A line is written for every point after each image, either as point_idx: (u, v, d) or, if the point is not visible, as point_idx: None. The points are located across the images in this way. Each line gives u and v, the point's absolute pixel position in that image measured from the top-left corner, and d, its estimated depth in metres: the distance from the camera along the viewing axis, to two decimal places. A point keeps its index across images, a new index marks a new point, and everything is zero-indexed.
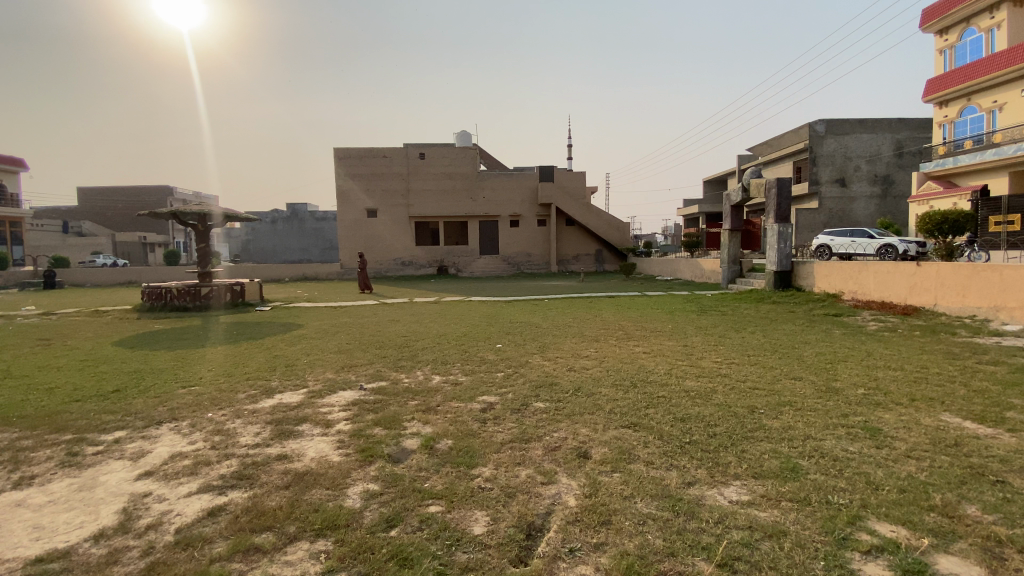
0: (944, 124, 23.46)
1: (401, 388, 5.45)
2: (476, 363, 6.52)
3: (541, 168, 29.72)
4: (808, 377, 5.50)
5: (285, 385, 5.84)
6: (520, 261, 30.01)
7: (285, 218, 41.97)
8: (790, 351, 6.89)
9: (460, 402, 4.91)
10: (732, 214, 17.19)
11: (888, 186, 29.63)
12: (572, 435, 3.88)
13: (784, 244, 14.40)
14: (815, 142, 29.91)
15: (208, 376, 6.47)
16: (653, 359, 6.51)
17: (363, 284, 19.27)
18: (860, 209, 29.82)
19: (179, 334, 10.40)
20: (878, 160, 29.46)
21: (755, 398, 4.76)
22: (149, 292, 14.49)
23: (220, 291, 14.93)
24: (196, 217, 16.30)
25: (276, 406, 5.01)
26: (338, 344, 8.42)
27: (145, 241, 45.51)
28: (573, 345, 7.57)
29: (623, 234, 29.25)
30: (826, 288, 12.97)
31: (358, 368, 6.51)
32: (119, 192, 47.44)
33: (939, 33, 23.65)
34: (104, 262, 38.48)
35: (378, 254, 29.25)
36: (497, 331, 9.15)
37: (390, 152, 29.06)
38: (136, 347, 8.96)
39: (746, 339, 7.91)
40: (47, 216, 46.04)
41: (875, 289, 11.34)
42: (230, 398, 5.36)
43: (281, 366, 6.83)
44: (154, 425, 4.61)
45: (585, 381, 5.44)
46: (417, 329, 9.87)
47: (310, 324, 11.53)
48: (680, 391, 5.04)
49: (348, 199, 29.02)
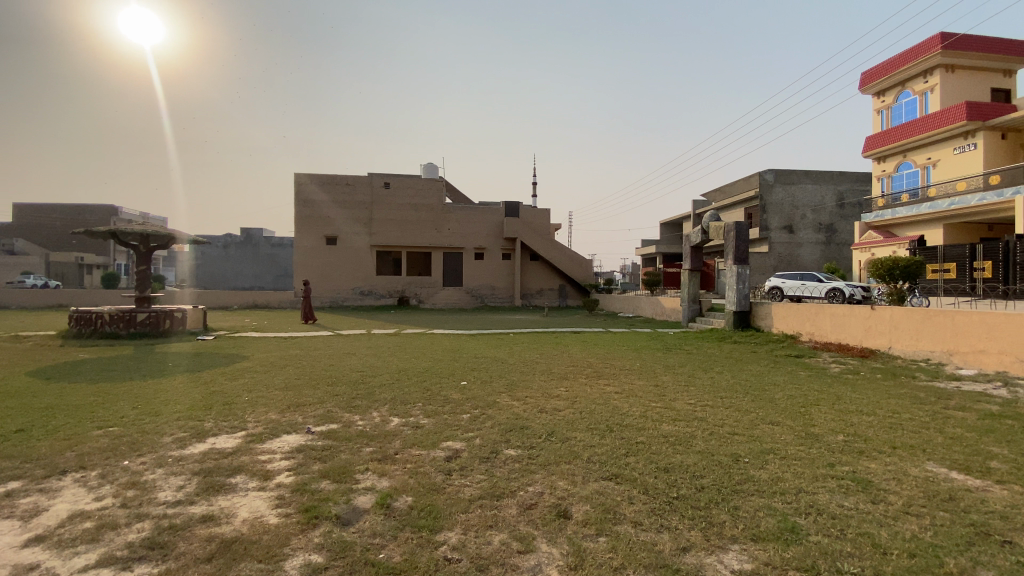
0: (882, 177, 25.37)
1: (354, 432, 4.90)
2: (439, 403, 6.02)
3: (506, 203, 29.84)
4: (785, 422, 5.32)
5: (220, 427, 5.16)
6: (483, 294, 29.64)
7: (238, 243, 40.29)
8: (762, 393, 6.75)
9: (421, 449, 4.41)
10: (692, 254, 17.50)
11: (833, 234, 31.36)
12: (548, 489, 3.49)
13: (743, 285, 14.68)
14: (766, 190, 31.46)
15: (131, 414, 5.67)
16: (625, 400, 6.19)
17: (307, 314, 18.27)
18: (808, 254, 31.32)
19: (106, 364, 9.36)
20: (823, 210, 31.25)
21: (737, 445, 4.51)
22: (76, 317, 13.20)
23: (158, 318, 13.76)
24: (138, 238, 15.18)
25: (207, 453, 4.34)
26: (286, 379, 7.71)
27: (81, 261, 42.57)
28: (541, 384, 7.19)
29: (586, 270, 29.49)
30: (784, 328, 13.20)
31: (306, 408, 5.87)
32: (56, 208, 44.48)
33: (877, 94, 25.72)
34: (31, 283, 35.54)
35: (336, 283, 28.26)
36: (460, 367, 8.65)
37: (354, 180, 28.56)
38: (51, 378, 7.94)
39: (716, 379, 7.75)
40: None
41: (832, 330, 11.59)
42: (153, 443, 4.64)
43: (219, 405, 6.09)
44: (56, 475, 3.82)
45: (557, 425, 5.04)
46: (375, 364, 9.23)
47: (256, 356, 10.67)
48: (658, 436, 4.72)
49: (307, 225, 28.11)
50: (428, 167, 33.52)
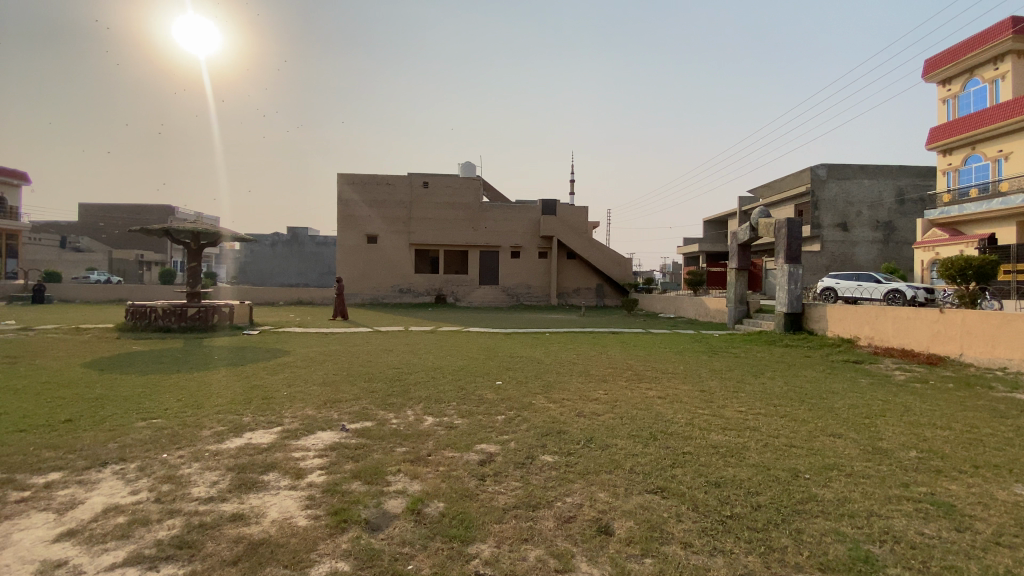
0: (948, 172, 23.47)
1: (388, 431, 4.80)
2: (474, 403, 5.86)
3: (544, 201, 29.55)
4: (848, 435, 4.87)
5: (258, 422, 5.17)
6: (519, 293, 29.48)
7: (284, 241, 41.70)
8: (820, 402, 6.26)
9: (454, 451, 4.25)
10: (740, 252, 16.74)
11: (891, 232, 29.51)
12: (588, 501, 3.26)
13: (794, 285, 13.93)
14: (817, 186, 29.89)
15: (174, 407, 5.79)
16: (669, 406, 5.87)
17: (340, 311, 18.53)
18: (863, 254, 29.59)
19: (156, 356, 9.73)
20: (881, 206, 29.43)
21: (796, 460, 4.15)
22: (132, 310, 13.86)
23: (207, 313, 14.27)
24: (190, 236, 15.82)
25: (241, 448, 4.34)
26: (324, 375, 7.76)
27: (141, 259, 45.09)
28: (579, 386, 6.93)
29: (625, 269, 28.88)
30: (840, 332, 12.40)
31: (342, 405, 5.83)
32: (120, 209, 47.32)
33: (943, 83, 23.87)
34: (97, 279, 37.93)
35: (376, 281, 28.76)
36: (496, 366, 8.50)
37: (394, 180, 28.96)
38: (105, 369, 8.27)
39: (768, 385, 7.27)
40: (45, 230, 45.74)
41: (895, 335, 10.79)
42: (192, 436, 4.69)
43: (258, 399, 6.15)
44: (95, 467, 3.92)
45: (597, 431, 4.79)
46: (411, 361, 9.20)
47: (298, 351, 10.87)
48: (707, 446, 4.41)
49: (349, 224, 28.71)
50: (466, 165, 33.79)
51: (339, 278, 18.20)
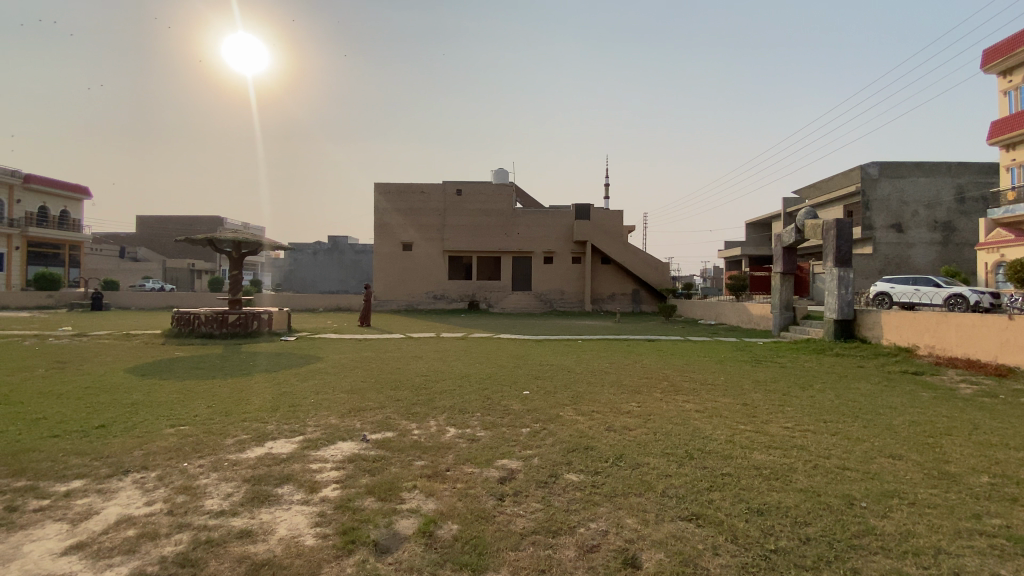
0: (1012, 168, 21.77)
1: (408, 443, 4.65)
2: (499, 414, 5.66)
3: (577, 206, 29.18)
4: (910, 457, 4.40)
5: (281, 430, 5.14)
6: (553, 298, 29.16)
7: (325, 250, 42.85)
8: (876, 418, 5.73)
9: (474, 466, 4.05)
10: (784, 256, 15.94)
11: (950, 233, 27.63)
12: (614, 528, 3.01)
13: (844, 290, 13.10)
14: (868, 185, 28.34)
15: (203, 414, 5.83)
16: (707, 421, 5.50)
17: (364, 316, 18.65)
18: (919, 256, 27.79)
19: (195, 362, 9.97)
20: (939, 206, 27.62)
21: (851, 487, 3.74)
22: (178, 317, 14.33)
23: (247, 320, 14.65)
24: (232, 245, 16.33)
25: (259, 458, 4.28)
26: (352, 382, 7.72)
27: (192, 267, 47.33)
28: (611, 397, 6.62)
29: (661, 274, 28.13)
30: (896, 340, 11.54)
31: (365, 414, 5.74)
32: (173, 220, 49.84)
33: (1003, 74, 22.13)
34: (151, 287, 39.99)
35: (411, 288, 29.07)
36: (524, 375, 8.27)
37: (428, 188, 29.26)
38: (145, 375, 8.52)
39: (817, 399, 6.75)
40: (106, 241, 48.61)
41: (959, 343, 9.94)
42: (215, 444, 4.67)
43: (284, 407, 6.13)
44: (118, 475, 3.93)
45: (628, 448, 4.50)
46: (439, 368, 9.08)
47: (330, 357, 10.95)
48: (749, 468, 4.06)
49: (385, 232, 29.17)
50: (499, 171, 33.84)
51: (366, 283, 18.36)
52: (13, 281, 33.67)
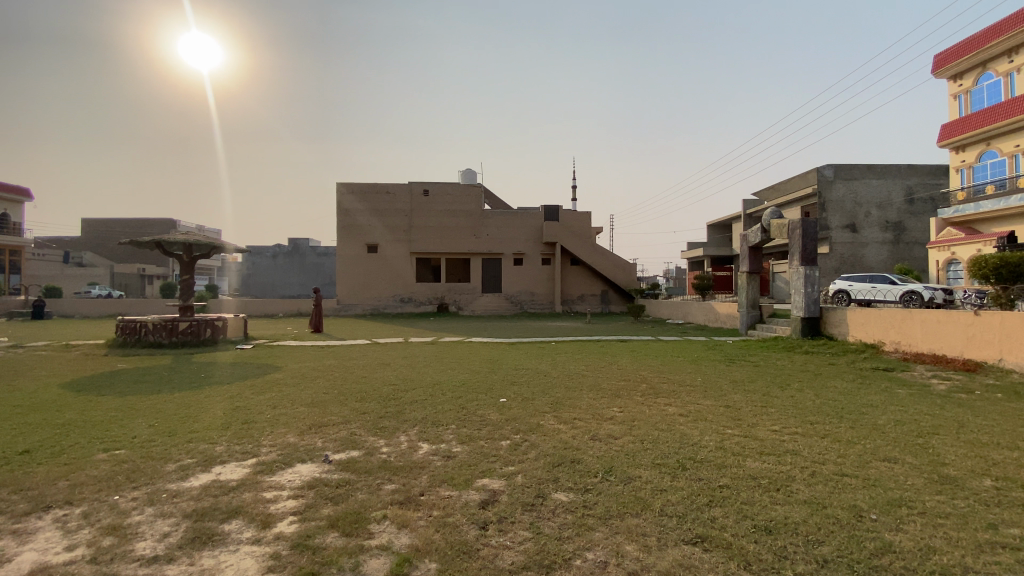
0: (962, 169, 22.82)
1: (376, 463, 4.19)
2: (475, 426, 5.27)
3: (546, 207, 29.02)
4: (905, 459, 4.26)
5: (232, 452, 4.58)
6: (523, 300, 28.90)
7: (287, 253, 41.31)
8: (860, 418, 5.63)
9: (451, 489, 3.64)
10: (750, 255, 16.11)
11: (901, 232, 28.84)
12: (616, 559, 2.67)
13: (811, 288, 13.27)
14: (824, 187, 29.25)
15: (143, 435, 5.18)
16: (694, 426, 5.24)
17: (315, 323, 17.71)
18: (873, 255, 28.86)
19: (140, 375, 9.14)
20: (890, 206, 28.78)
21: (855, 496, 3.53)
22: (122, 326, 13.25)
23: (200, 327, 13.72)
24: (182, 248, 15.26)
25: (206, 488, 3.74)
26: (314, 394, 7.15)
27: (143, 272, 44.82)
28: (591, 402, 6.32)
29: (629, 275, 28.29)
30: (863, 337, 11.72)
31: (327, 430, 5.24)
32: (122, 223, 47.07)
33: (953, 78, 23.17)
34: (98, 294, 37.56)
35: (378, 291, 28.25)
36: (498, 381, 7.88)
37: (394, 188, 28.52)
38: (81, 390, 7.69)
39: (798, 399, 6.64)
40: (46, 244, 45.44)
41: (924, 339, 10.13)
42: (154, 472, 4.09)
43: (237, 424, 5.54)
44: (34, 513, 3.33)
45: (617, 460, 4.19)
46: (408, 376, 8.60)
47: (290, 366, 10.25)
48: (746, 478, 3.80)
49: (350, 233, 28.26)
50: (466, 172, 33.35)
51: (315, 288, 17.39)
52: None
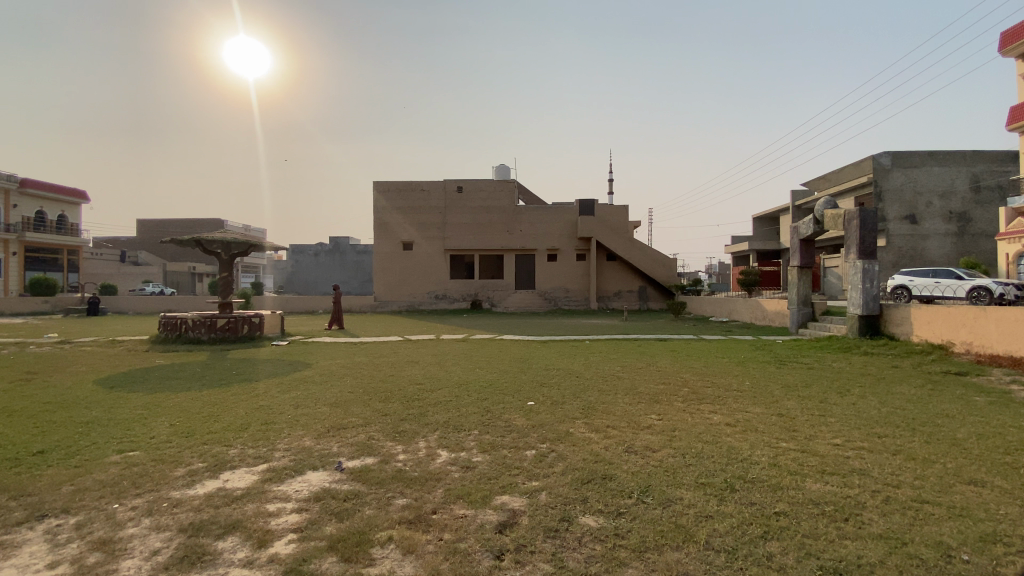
0: None
1: (389, 473, 3.87)
2: (499, 432, 4.91)
3: (581, 201, 28.35)
4: (997, 483, 3.59)
5: (245, 456, 4.39)
6: (558, 297, 28.40)
7: (327, 251, 42.18)
8: (936, 431, 4.93)
9: (467, 506, 3.28)
10: (801, 248, 15.07)
11: (966, 223, 26.68)
12: None
13: (869, 283, 12.22)
14: (880, 176, 27.34)
15: (161, 435, 5.08)
16: (743, 438, 4.70)
17: (333, 319, 17.56)
18: (935, 248, 26.82)
19: (173, 371, 9.26)
20: (954, 195, 26.64)
21: (941, 529, 2.94)
22: (164, 322, 13.62)
23: (237, 324, 13.94)
24: (222, 246, 15.55)
25: (208, 498, 3.52)
26: (338, 394, 6.96)
27: (194, 271, 46.93)
28: (626, 408, 5.84)
29: (669, 270, 27.30)
30: (929, 336, 10.68)
31: (346, 433, 4.98)
32: (174, 223, 49.34)
33: (1022, 57, 21.05)
34: (151, 291, 39.54)
35: (412, 287, 28.38)
36: (528, 382, 7.50)
37: (428, 185, 28.52)
38: (114, 387, 7.79)
39: (860, 407, 5.96)
40: (106, 245, 48.07)
41: (1001, 340, 9.09)
42: (161, 477, 3.93)
43: (255, 425, 5.37)
44: (28, 523, 3.19)
45: (654, 477, 3.73)
46: (436, 375, 8.33)
47: (319, 363, 10.20)
48: (806, 504, 3.28)
49: (385, 231, 28.47)
50: (500, 168, 33.04)
51: (336, 283, 17.31)
52: (11, 287, 33.20)
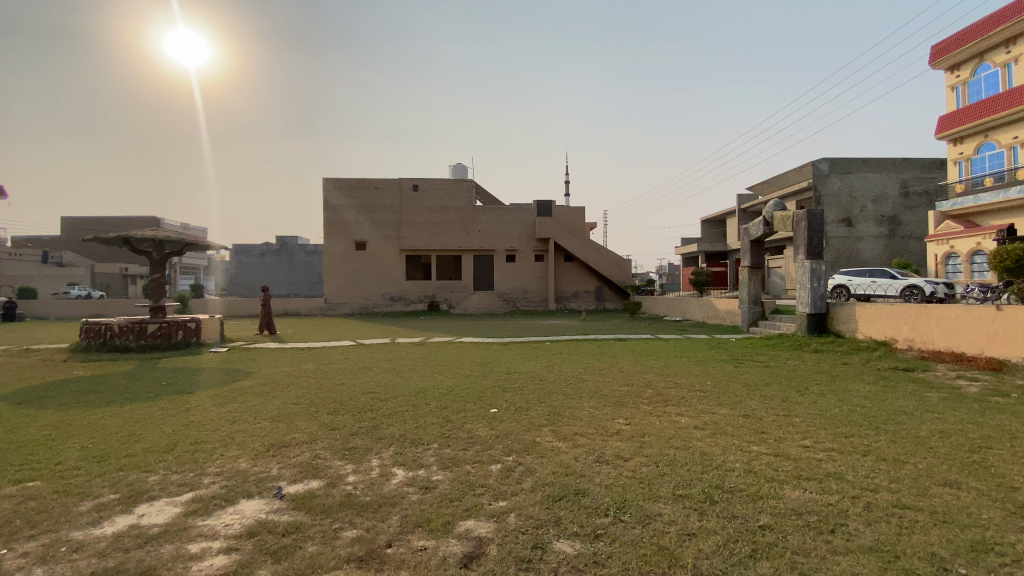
0: (959, 161, 22.21)
1: (336, 499, 3.42)
2: (460, 445, 4.54)
3: (539, 202, 28.28)
4: (969, 484, 3.56)
5: (168, 483, 3.81)
6: (516, 298, 28.17)
7: (274, 251, 40.26)
8: (897, 429, 4.97)
9: (426, 537, 2.89)
10: (752, 249, 15.44)
11: (896, 226, 28.38)
12: None
13: (817, 283, 12.61)
14: (819, 181, 28.72)
15: (68, 459, 4.37)
16: (713, 442, 4.55)
17: (268, 324, 16.55)
18: (869, 249, 28.42)
19: (94, 384, 8.30)
20: (885, 200, 28.35)
21: (931, 539, 2.82)
22: (86, 329, 12.36)
23: (170, 330, 12.84)
24: (152, 245, 14.25)
25: (117, 539, 2.95)
26: (282, 406, 6.38)
27: (126, 272, 43.70)
28: (593, 413, 5.60)
29: (624, 271, 27.60)
30: (874, 334, 11.09)
31: (287, 452, 4.47)
32: (103, 222, 45.78)
33: (950, 69, 22.53)
34: (77, 295, 36.42)
35: (365, 289, 27.42)
36: (490, 387, 7.14)
37: (383, 183, 27.64)
38: (19, 403, 6.83)
39: (822, 405, 5.99)
40: (25, 244, 44.03)
41: (941, 337, 9.52)
42: (62, 513, 3.30)
43: (183, 445, 4.75)
44: None
45: (629, 490, 3.48)
46: (390, 382, 7.82)
47: (263, 372, 9.44)
48: (789, 515, 3.11)
49: (337, 230, 27.39)
50: (456, 167, 32.52)
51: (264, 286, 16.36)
52: None
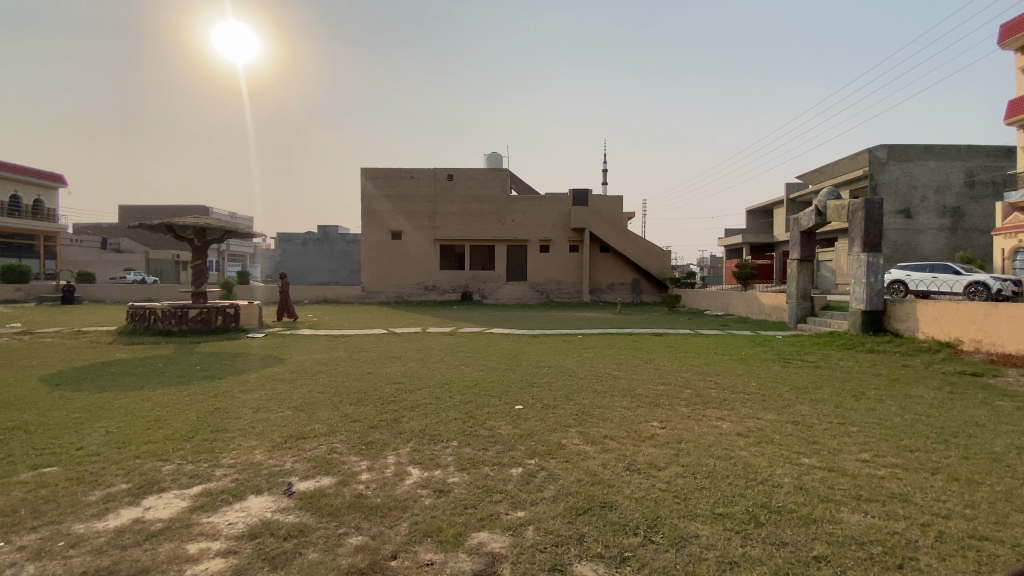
0: None
1: (346, 500, 3.23)
2: (482, 444, 4.28)
3: (574, 191, 27.71)
4: None
5: (182, 474, 3.71)
6: (550, 288, 27.81)
7: (316, 240, 41.16)
8: (970, 444, 4.39)
9: (436, 549, 2.64)
10: (801, 241, 14.52)
11: (959, 218, 26.33)
12: None
13: (874, 278, 11.69)
14: (876, 169, 26.80)
15: (91, 444, 4.37)
16: (758, 452, 4.13)
17: (280, 309, 16.49)
18: (929, 243, 26.46)
19: (132, 366, 8.52)
20: (949, 190, 26.25)
21: None
22: (132, 313, 12.85)
23: (210, 315, 13.13)
24: (194, 232, 14.59)
25: (117, 534, 2.83)
26: (308, 394, 6.33)
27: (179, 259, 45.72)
28: (625, 414, 5.25)
29: (663, 263, 26.69)
30: (936, 334, 10.20)
31: (304, 445, 4.33)
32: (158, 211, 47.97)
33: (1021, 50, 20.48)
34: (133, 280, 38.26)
35: (401, 278, 27.65)
36: (517, 381, 6.85)
37: (418, 173, 27.65)
38: (59, 385, 7.03)
39: (881, 413, 5.42)
40: (86, 232, 46.64)
41: (1015, 338, 8.61)
42: (70, 503, 3.23)
43: (204, 433, 4.70)
44: None
45: (662, 506, 3.12)
46: (417, 373, 7.65)
47: (294, 358, 9.52)
48: (849, 545, 2.69)
49: (374, 220, 27.66)
50: (491, 156, 32.27)
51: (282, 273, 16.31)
52: None
